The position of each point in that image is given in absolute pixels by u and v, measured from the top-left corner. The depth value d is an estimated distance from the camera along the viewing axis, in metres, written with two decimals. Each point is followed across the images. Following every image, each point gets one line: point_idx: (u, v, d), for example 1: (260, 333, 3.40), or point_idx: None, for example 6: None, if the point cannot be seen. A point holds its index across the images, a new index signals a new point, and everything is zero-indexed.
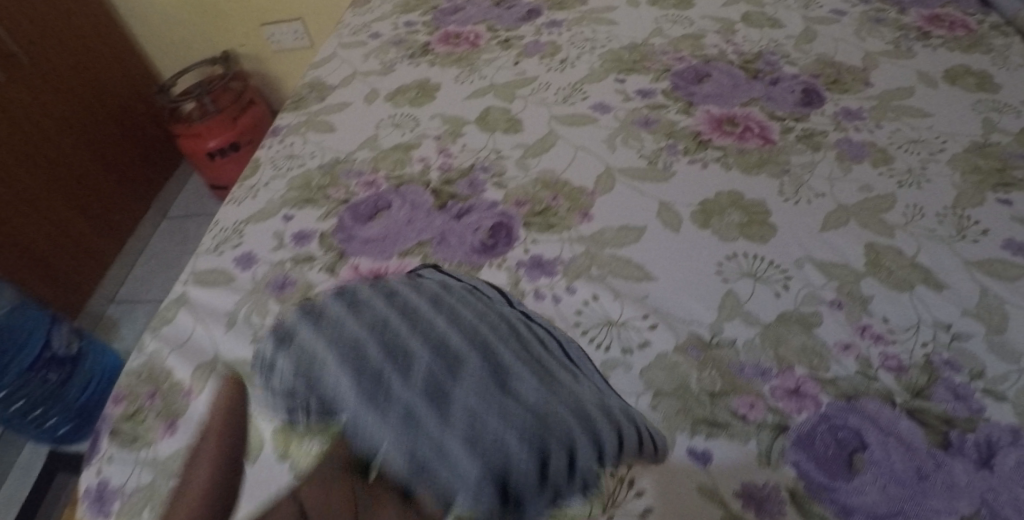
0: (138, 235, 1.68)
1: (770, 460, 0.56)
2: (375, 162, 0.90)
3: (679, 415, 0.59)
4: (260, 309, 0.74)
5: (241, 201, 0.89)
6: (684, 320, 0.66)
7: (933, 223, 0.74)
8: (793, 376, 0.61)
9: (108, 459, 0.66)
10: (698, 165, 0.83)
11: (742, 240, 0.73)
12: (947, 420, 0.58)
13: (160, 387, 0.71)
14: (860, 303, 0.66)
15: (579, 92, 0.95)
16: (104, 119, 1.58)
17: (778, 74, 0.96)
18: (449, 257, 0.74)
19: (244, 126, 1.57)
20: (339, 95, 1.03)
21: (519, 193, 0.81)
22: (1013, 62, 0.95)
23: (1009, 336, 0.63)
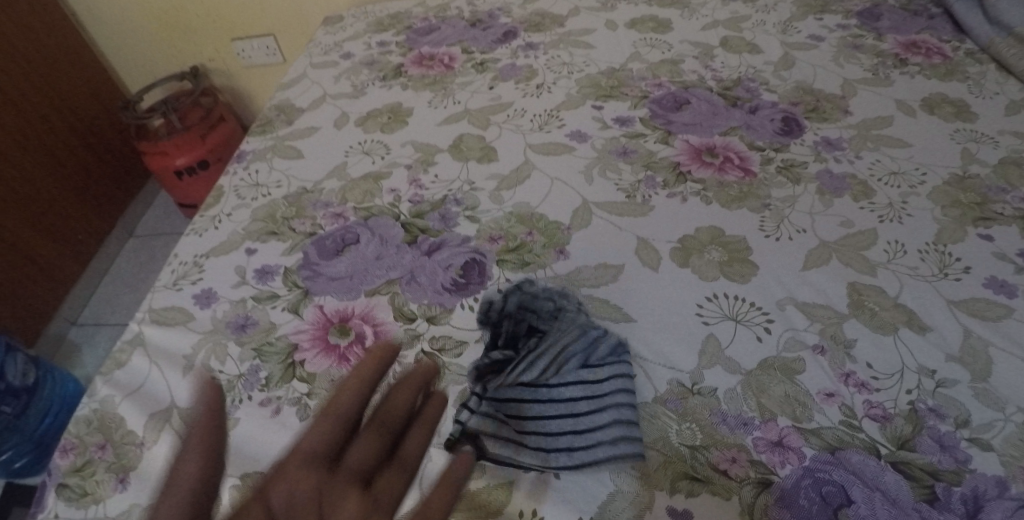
0: (102, 255, 1.61)
1: (753, 519, 0.54)
2: (344, 192, 0.86)
3: (659, 471, 0.57)
4: (219, 353, 0.70)
5: (202, 232, 0.85)
6: (664, 366, 0.63)
7: (915, 260, 0.73)
8: (776, 427, 0.59)
9: (53, 517, 0.62)
10: (678, 198, 0.80)
11: (723, 279, 0.71)
12: (933, 472, 0.56)
13: (110, 438, 0.66)
14: (844, 347, 0.64)
15: (556, 119, 0.93)
16: (66, 136, 1.52)
17: (758, 101, 0.95)
18: (418, 298, 0.71)
19: (214, 143, 1.52)
20: (307, 119, 0.99)
21: (493, 228, 0.78)
22: (989, 91, 0.94)
23: (993, 382, 0.62)
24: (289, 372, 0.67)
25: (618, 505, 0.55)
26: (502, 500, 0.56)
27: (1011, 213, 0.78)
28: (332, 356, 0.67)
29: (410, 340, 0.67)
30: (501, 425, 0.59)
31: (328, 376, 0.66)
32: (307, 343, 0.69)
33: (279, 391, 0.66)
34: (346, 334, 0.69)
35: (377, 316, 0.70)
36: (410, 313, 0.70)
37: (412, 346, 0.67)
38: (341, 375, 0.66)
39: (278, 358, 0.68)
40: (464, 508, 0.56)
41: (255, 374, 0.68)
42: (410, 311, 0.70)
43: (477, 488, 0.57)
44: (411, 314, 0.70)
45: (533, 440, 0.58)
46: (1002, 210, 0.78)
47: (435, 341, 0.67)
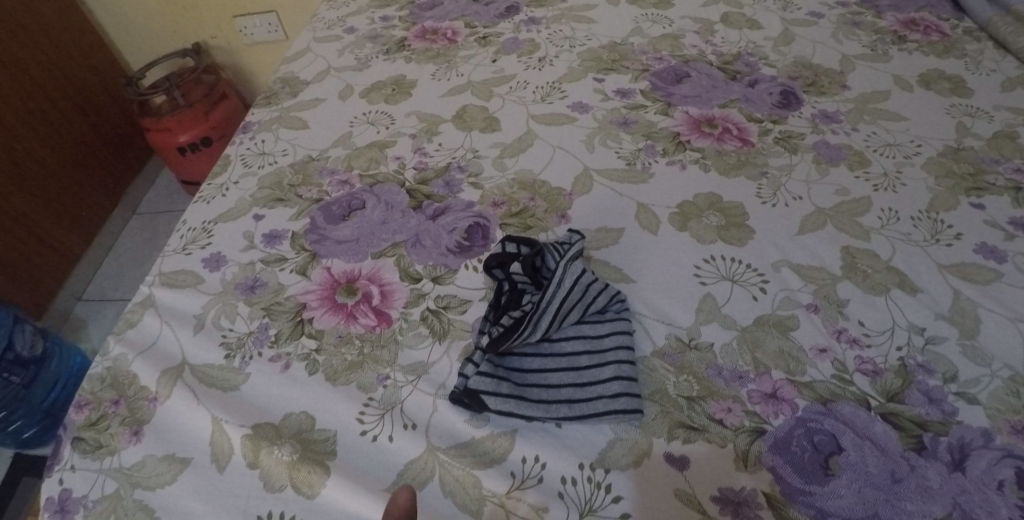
0: (106, 232, 1.62)
1: (747, 465, 0.56)
2: (349, 160, 0.88)
3: (657, 420, 0.59)
4: (230, 312, 0.72)
5: (210, 199, 0.86)
6: (662, 323, 0.65)
7: (908, 226, 0.75)
8: (770, 379, 0.61)
9: (70, 468, 0.64)
10: (677, 166, 0.82)
11: (720, 243, 0.72)
12: (921, 423, 0.59)
13: (124, 394, 0.68)
14: (836, 306, 0.66)
15: (558, 91, 0.94)
16: (69, 113, 1.52)
17: (757, 75, 0.96)
18: (424, 259, 0.73)
19: (216, 119, 1.53)
20: (313, 91, 1.01)
21: (496, 194, 0.80)
22: (985, 68, 0.96)
23: (981, 339, 0.64)
24: (298, 329, 0.69)
25: (618, 451, 0.57)
26: (505, 447, 0.58)
27: (1003, 184, 0.79)
28: (340, 314, 0.69)
29: (416, 298, 0.69)
30: (503, 382, 0.59)
31: (336, 333, 0.68)
32: (315, 303, 0.71)
33: (289, 347, 0.68)
34: (354, 294, 0.71)
35: (383, 277, 0.72)
36: (415, 274, 0.72)
37: (418, 304, 0.69)
38: (349, 331, 0.68)
39: (287, 316, 0.70)
40: (469, 454, 0.58)
41: (264, 331, 0.70)
42: (416, 272, 0.72)
43: (481, 436, 0.59)
44: (417, 274, 0.71)
45: (535, 393, 0.60)
46: (995, 180, 0.80)
47: (440, 300, 0.69)
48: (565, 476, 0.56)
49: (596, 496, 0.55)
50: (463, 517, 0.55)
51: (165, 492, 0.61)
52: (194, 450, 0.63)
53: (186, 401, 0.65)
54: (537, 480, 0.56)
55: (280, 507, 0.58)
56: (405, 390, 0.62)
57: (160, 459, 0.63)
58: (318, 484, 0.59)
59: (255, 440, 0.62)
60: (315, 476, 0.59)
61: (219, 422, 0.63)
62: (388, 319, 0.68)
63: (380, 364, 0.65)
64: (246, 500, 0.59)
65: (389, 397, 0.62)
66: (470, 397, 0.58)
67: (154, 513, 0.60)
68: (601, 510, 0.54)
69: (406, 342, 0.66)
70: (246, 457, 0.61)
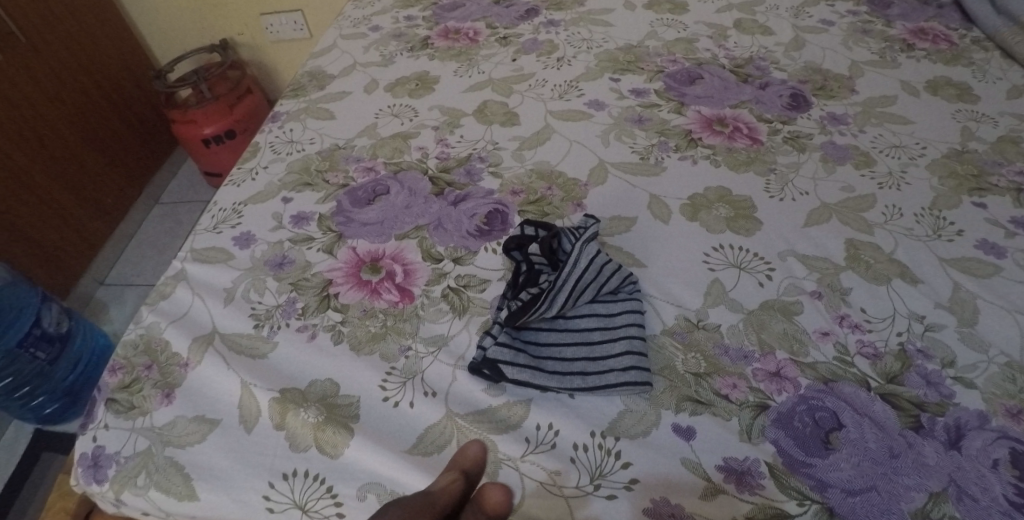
0: (129, 219, 1.67)
1: (750, 437, 0.59)
2: (374, 149, 0.92)
3: (665, 393, 0.62)
4: (259, 287, 0.76)
5: (240, 182, 0.90)
6: (672, 304, 0.69)
7: (911, 222, 0.78)
8: (774, 359, 0.64)
9: (103, 426, 0.67)
10: (688, 161, 0.85)
11: (729, 233, 0.76)
12: (918, 404, 0.61)
13: (156, 360, 0.71)
14: (839, 294, 0.70)
15: (575, 89, 0.98)
16: (99, 102, 1.58)
17: (768, 79, 0.99)
18: (445, 241, 0.76)
19: (240, 113, 1.58)
20: (340, 85, 1.05)
21: (515, 183, 0.83)
22: (992, 76, 0.99)
23: (979, 328, 0.67)
24: (324, 303, 0.73)
25: (628, 421, 0.60)
26: (520, 415, 0.61)
27: (1005, 185, 0.82)
28: (364, 290, 0.73)
29: (437, 277, 0.73)
30: (520, 353, 0.63)
31: (360, 307, 0.72)
32: (341, 279, 0.75)
33: (316, 318, 0.71)
34: (378, 272, 0.75)
35: (406, 257, 0.76)
36: (436, 254, 0.75)
37: (439, 282, 0.73)
38: (373, 306, 0.72)
39: (314, 291, 0.74)
40: (486, 420, 0.61)
41: (292, 304, 0.73)
42: (437, 253, 0.75)
43: (498, 404, 0.62)
44: (438, 255, 0.75)
45: (551, 365, 0.63)
46: (997, 182, 0.83)
47: (460, 279, 0.72)
48: (577, 443, 0.59)
49: (605, 461, 0.58)
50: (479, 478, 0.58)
51: (195, 449, 0.65)
52: (223, 413, 0.66)
53: (216, 366, 0.69)
54: (549, 446, 0.59)
55: (304, 466, 0.62)
56: (426, 360, 0.66)
57: (190, 419, 0.66)
58: (341, 444, 0.62)
59: (282, 403, 0.65)
60: (339, 438, 0.63)
61: (248, 386, 0.67)
62: (410, 296, 0.72)
63: (402, 335, 0.68)
64: (272, 459, 0.63)
65: (410, 367, 0.66)
66: (490, 367, 0.62)
67: (184, 469, 0.64)
68: (611, 475, 0.57)
69: (426, 317, 0.70)
70: (273, 419, 0.65)
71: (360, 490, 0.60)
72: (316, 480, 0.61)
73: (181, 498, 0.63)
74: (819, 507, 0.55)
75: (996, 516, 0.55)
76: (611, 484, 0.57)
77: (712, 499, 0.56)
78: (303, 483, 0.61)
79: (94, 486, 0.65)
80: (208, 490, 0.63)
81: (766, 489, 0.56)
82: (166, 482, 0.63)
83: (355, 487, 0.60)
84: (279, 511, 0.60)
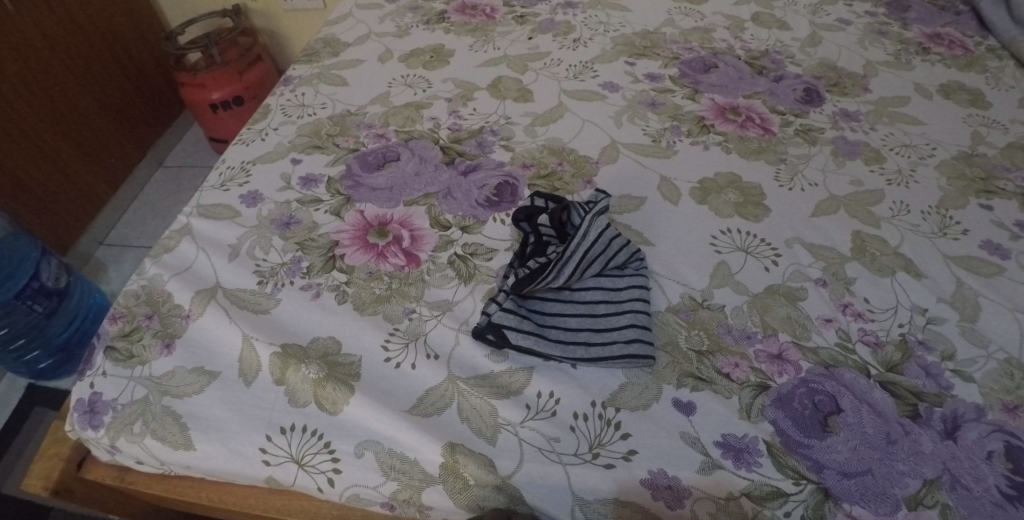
0: (131, 181, 1.66)
1: (749, 416, 0.60)
2: (386, 117, 0.91)
3: (667, 369, 0.63)
4: (264, 244, 0.75)
5: (249, 142, 0.90)
6: (678, 283, 0.69)
7: (917, 219, 0.78)
8: (777, 341, 0.65)
9: (101, 374, 0.67)
10: (700, 146, 0.86)
11: (737, 218, 0.76)
12: (917, 393, 0.62)
13: (158, 310, 0.71)
14: (844, 283, 0.70)
15: (590, 70, 0.97)
16: (107, 60, 1.56)
17: (782, 72, 0.99)
18: (454, 209, 0.77)
19: (250, 80, 1.56)
20: (354, 52, 1.04)
21: (526, 157, 0.83)
22: (1005, 84, 0.99)
23: (980, 324, 0.67)
24: (330, 263, 0.73)
25: (629, 393, 0.61)
26: (522, 382, 0.62)
27: (1012, 189, 0.82)
28: (371, 253, 0.73)
29: (444, 244, 0.73)
30: (525, 320, 0.63)
31: (366, 269, 0.72)
32: (347, 241, 0.74)
33: (320, 278, 0.71)
34: (385, 236, 0.74)
35: (413, 223, 0.76)
36: (445, 222, 0.75)
37: (446, 249, 0.73)
38: (379, 269, 0.72)
39: (319, 252, 0.74)
40: (487, 385, 0.62)
41: (297, 263, 0.73)
42: (445, 221, 0.76)
43: (500, 370, 0.63)
44: (446, 223, 0.75)
45: (555, 334, 0.63)
46: (1004, 186, 0.83)
47: (467, 247, 0.73)
48: (577, 412, 0.60)
49: (605, 431, 0.59)
50: (479, 441, 0.60)
51: (193, 400, 0.65)
52: (223, 365, 0.66)
53: (218, 319, 0.69)
54: (549, 413, 0.60)
55: (303, 421, 0.63)
56: (429, 323, 0.67)
57: (188, 370, 0.66)
58: (341, 401, 0.63)
59: (283, 357, 0.65)
60: (339, 395, 0.63)
61: (249, 339, 0.67)
62: (416, 260, 0.72)
63: (407, 298, 0.69)
64: (270, 413, 0.63)
65: (414, 328, 0.66)
66: (494, 332, 0.62)
67: (182, 419, 0.64)
68: (610, 445, 0.58)
69: (432, 282, 0.70)
70: (273, 373, 0.65)
71: (357, 447, 0.61)
72: (313, 435, 0.62)
73: (176, 447, 0.64)
74: (815, 487, 0.56)
75: (988, 506, 0.55)
76: (610, 454, 0.58)
77: (710, 474, 0.57)
78: (300, 438, 0.62)
79: (90, 431, 0.65)
80: (205, 441, 0.63)
81: (764, 466, 0.57)
82: (163, 430, 0.64)
83: (352, 444, 0.61)
84: (275, 464, 0.62)
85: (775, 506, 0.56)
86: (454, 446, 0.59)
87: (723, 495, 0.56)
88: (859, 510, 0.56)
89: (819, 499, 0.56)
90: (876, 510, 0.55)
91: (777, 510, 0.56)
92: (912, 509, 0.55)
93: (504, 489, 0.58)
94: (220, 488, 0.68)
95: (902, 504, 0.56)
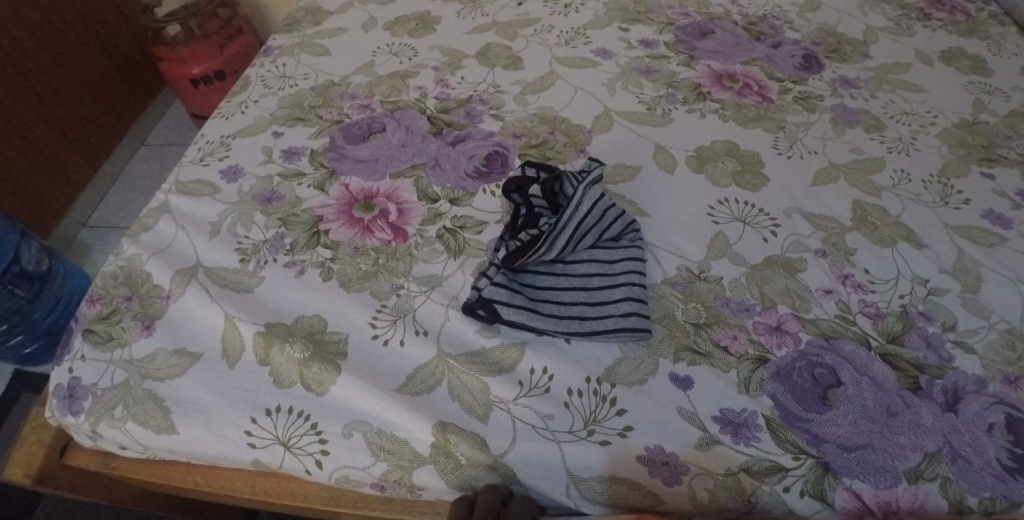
0: (113, 160, 1.58)
1: (748, 390, 0.58)
2: (371, 87, 0.88)
3: (664, 342, 0.61)
4: (246, 221, 0.72)
5: (229, 116, 0.86)
6: (674, 254, 0.67)
7: (919, 188, 0.76)
8: (776, 313, 0.63)
9: (80, 358, 0.64)
10: (696, 114, 0.83)
11: (735, 187, 0.74)
12: (918, 365, 0.60)
13: (137, 291, 0.68)
14: (844, 254, 0.68)
15: (582, 37, 0.94)
16: (81, 32, 1.44)
17: (781, 38, 0.96)
18: (442, 181, 0.74)
19: (231, 54, 1.47)
20: (336, 21, 1.00)
21: (516, 126, 0.81)
22: (1007, 51, 0.96)
23: (981, 295, 0.65)
24: (314, 239, 0.70)
25: (624, 369, 0.59)
26: (514, 359, 0.60)
27: (1014, 157, 0.80)
28: (356, 228, 0.70)
29: (432, 217, 0.71)
30: (516, 295, 0.61)
31: (352, 244, 0.69)
32: (332, 216, 0.72)
33: (305, 254, 0.69)
34: (371, 210, 0.72)
35: (400, 196, 0.73)
36: (433, 195, 0.73)
37: (434, 223, 0.70)
38: (365, 244, 0.69)
39: (303, 227, 0.71)
40: (478, 361, 0.60)
41: (280, 240, 0.70)
42: (433, 193, 0.73)
43: (491, 346, 0.61)
44: (434, 195, 0.73)
45: (548, 308, 0.61)
46: (1006, 154, 0.81)
47: (457, 220, 0.70)
48: (571, 388, 0.58)
49: (600, 408, 0.57)
50: (471, 420, 0.58)
51: (175, 383, 0.62)
52: (205, 346, 0.64)
53: (199, 299, 0.66)
54: (543, 390, 0.59)
55: (289, 402, 0.61)
56: (418, 299, 0.64)
57: (170, 353, 0.64)
58: (328, 381, 0.61)
59: (267, 337, 0.63)
60: (326, 375, 0.61)
61: (231, 319, 0.64)
62: (404, 235, 0.69)
63: (394, 274, 0.66)
64: (255, 394, 0.61)
65: (402, 305, 0.64)
66: (485, 307, 0.60)
67: (164, 403, 0.62)
68: (605, 421, 0.57)
69: (421, 257, 0.67)
70: (257, 354, 0.63)
71: (345, 428, 0.59)
72: (300, 417, 0.60)
73: (159, 432, 0.62)
74: (814, 461, 0.55)
75: (988, 479, 0.55)
76: (605, 430, 0.56)
77: (707, 450, 0.56)
78: (287, 419, 0.60)
79: (70, 418, 0.63)
80: (188, 424, 0.61)
81: (762, 441, 0.56)
82: (145, 415, 0.62)
83: (340, 425, 0.59)
84: (261, 447, 0.60)
85: (774, 481, 0.55)
86: (444, 425, 0.58)
87: (721, 471, 0.55)
88: (860, 485, 0.54)
89: (819, 473, 0.55)
90: (876, 484, 0.54)
91: (776, 485, 0.54)
92: (912, 483, 0.55)
93: (497, 468, 0.57)
94: (204, 471, 0.67)
95: (903, 478, 0.55)
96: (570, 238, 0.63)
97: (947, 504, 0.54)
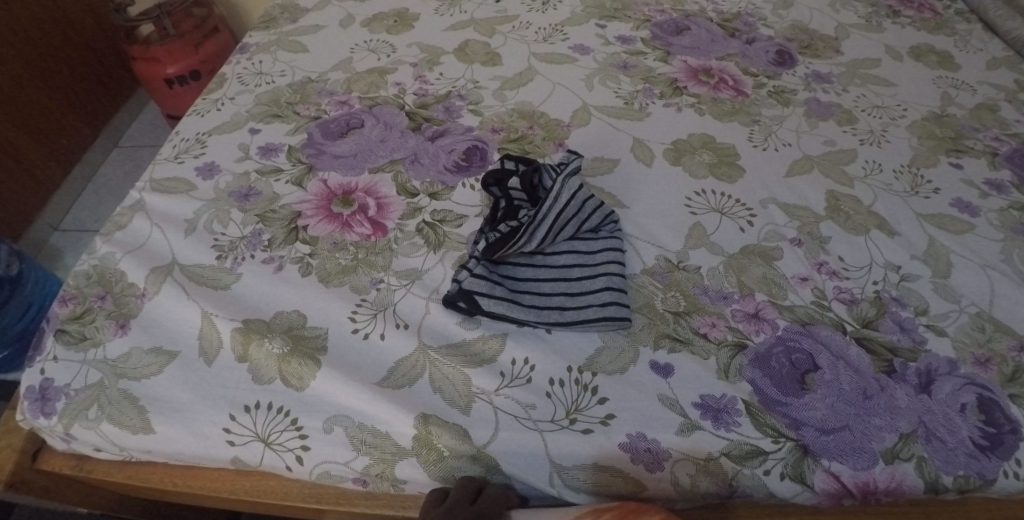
0: (86, 162, 1.54)
1: (727, 376, 0.59)
2: (349, 83, 0.87)
3: (644, 330, 0.61)
4: (222, 218, 0.71)
5: (204, 113, 0.85)
6: (653, 244, 0.68)
7: (890, 177, 0.77)
8: (753, 301, 0.64)
9: (52, 359, 0.63)
10: (673, 108, 0.84)
11: (712, 179, 0.75)
12: (892, 349, 0.61)
13: (111, 290, 0.67)
14: (819, 242, 0.69)
15: (560, 33, 0.94)
16: (52, 34, 1.41)
17: (755, 34, 0.97)
18: (421, 176, 0.74)
19: (207, 53, 1.44)
20: (313, 18, 0.99)
21: (494, 121, 0.81)
22: (973, 47, 0.98)
23: (951, 280, 0.67)
24: (292, 235, 0.69)
25: (605, 358, 0.59)
26: (495, 350, 0.60)
27: (981, 148, 0.82)
28: (335, 223, 0.70)
29: (412, 212, 0.71)
30: (497, 286, 0.61)
31: (331, 239, 0.69)
32: (310, 212, 0.71)
33: (283, 250, 0.68)
34: (349, 205, 0.71)
35: (379, 191, 0.73)
36: (412, 189, 0.73)
37: (414, 217, 0.70)
38: (344, 239, 0.69)
39: (281, 223, 0.70)
40: (460, 353, 0.60)
41: (258, 236, 0.70)
42: (413, 188, 0.73)
43: (472, 338, 0.61)
44: (414, 190, 0.73)
45: (528, 299, 0.62)
46: (973, 145, 0.83)
47: (436, 214, 0.70)
48: (553, 377, 0.58)
49: (582, 396, 0.57)
50: (453, 412, 0.58)
51: (151, 382, 0.61)
52: (182, 344, 0.63)
53: (175, 297, 0.65)
54: (525, 380, 0.59)
55: (269, 398, 0.60)
56: (398, 293, 0.64)
57: (146, 351, 0.63)
58: (307, 376, 0.60)
59: (245, 333, 0.62)
60: (305, 370, 0.60)
61: (209, 316, 0.64)
62: (383, 229, 0.69)
63: (374, 268, 0.66)
64: (233, 391, 0.60)
65: (382, 299, 0.64)
66: (465, 299, 0.60)
67: (140, 402, 0.61)
68: (587, 410, 0.57)
69: (400, 251, 0.67)
70: (235, 350, 0.62)
71: (326, 422, 0.59)
72: (280, 413, 0.59)
73: (135, 431, 0.60)
74: (793, 445, 0.56)
75: (961, 457, 0.56)
76: (587, 419, 0.57)
77: (688, 436, 0.56)
78: (266, 415, 0.59)
79: (42, 419, 0.61)
80: (165, 423, 0.60)
81: (742, 426, 0.56)
82: (120, 415, 0.61)
83: (321, 419, 0.59)
84: (240, 444, 0.59)
85: (755, 465, 0.55)
86: (426, 417, 0.57)
87: (702, 456, 0.56)
88: (838, 466, 0.55)
89: (798, 456, 0.56)
90: (854, 465, 0.55)
91: (757, 469, 0.55)
92: (889, 464, 0.56)
93: (479, 458, 0.57)
94: (183, 471, 0.65)
95: (880, 459, 0.56)
96: (549, 230, 0.63)
97: (922, 483, 0.55)
